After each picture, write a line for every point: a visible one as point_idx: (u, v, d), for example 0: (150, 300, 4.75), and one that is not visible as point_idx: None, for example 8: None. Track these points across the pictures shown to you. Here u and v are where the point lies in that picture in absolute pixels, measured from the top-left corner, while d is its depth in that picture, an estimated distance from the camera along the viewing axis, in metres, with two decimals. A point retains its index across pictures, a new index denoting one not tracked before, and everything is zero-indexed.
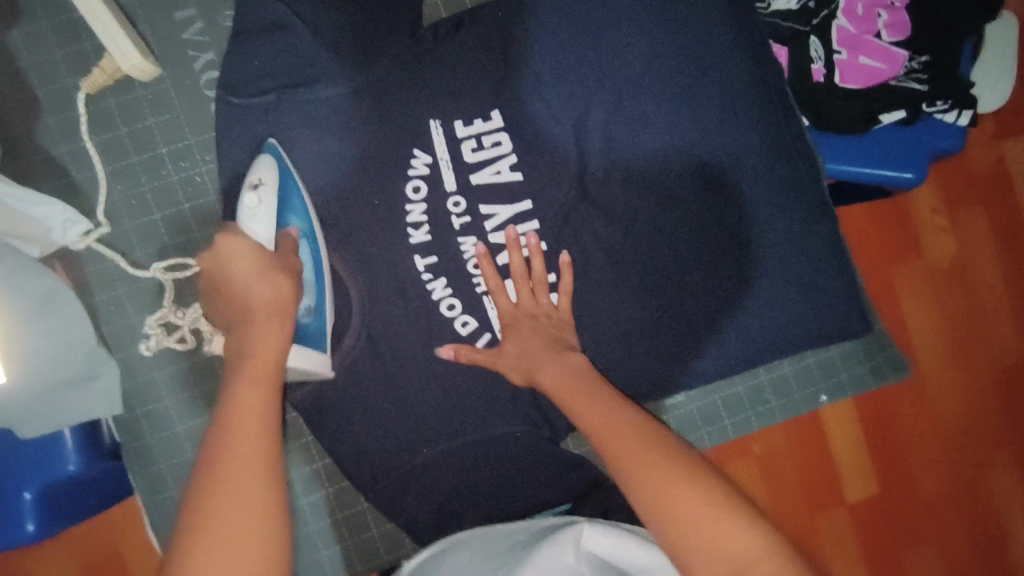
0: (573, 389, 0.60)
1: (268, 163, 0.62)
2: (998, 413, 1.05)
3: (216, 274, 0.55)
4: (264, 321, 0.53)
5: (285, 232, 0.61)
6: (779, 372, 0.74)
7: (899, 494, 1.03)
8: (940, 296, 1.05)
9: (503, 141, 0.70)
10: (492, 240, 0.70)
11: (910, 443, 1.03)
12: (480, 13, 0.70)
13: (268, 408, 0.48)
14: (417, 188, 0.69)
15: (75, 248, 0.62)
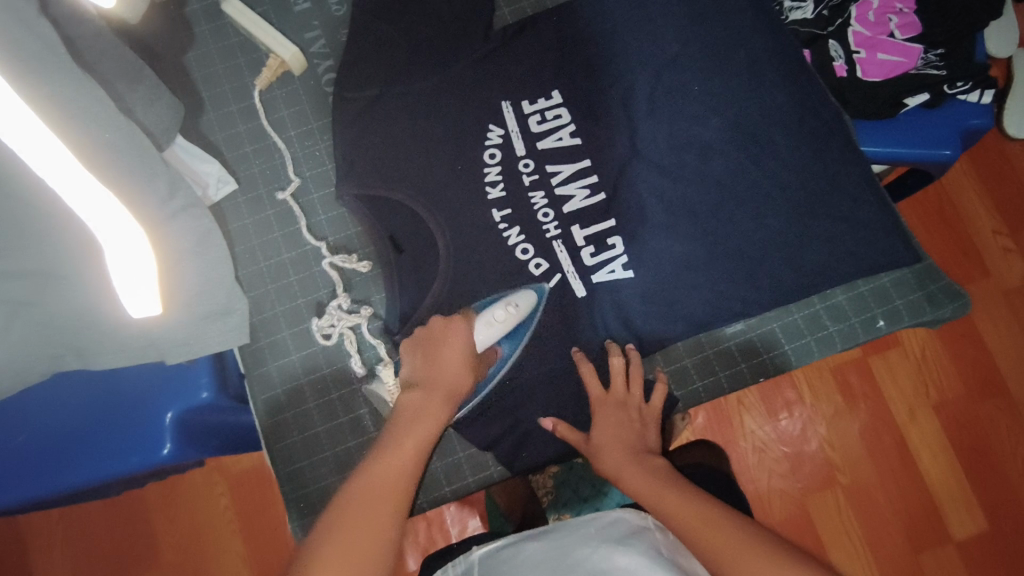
0: (633, 473, 0.69)
1: (530, 294, 0.77)
2: None
3: (432, 342, 0.72)
4: (439, 401, 0.67)
5: (492, 347, 0.75)
6: (833, 301, 0.82)
7: (1010, 526, 1.17)
8: (1011, 310, 1.23)
9: (564, 114, 0.83)
10: (557, 193, 0.81)
11: (1010, 469, 1.19)
12: (540, 18, 0.87)
13: (410, 466, 0.61)
14: (492, 154, 0.82)
15: (277, 198, 0.83)
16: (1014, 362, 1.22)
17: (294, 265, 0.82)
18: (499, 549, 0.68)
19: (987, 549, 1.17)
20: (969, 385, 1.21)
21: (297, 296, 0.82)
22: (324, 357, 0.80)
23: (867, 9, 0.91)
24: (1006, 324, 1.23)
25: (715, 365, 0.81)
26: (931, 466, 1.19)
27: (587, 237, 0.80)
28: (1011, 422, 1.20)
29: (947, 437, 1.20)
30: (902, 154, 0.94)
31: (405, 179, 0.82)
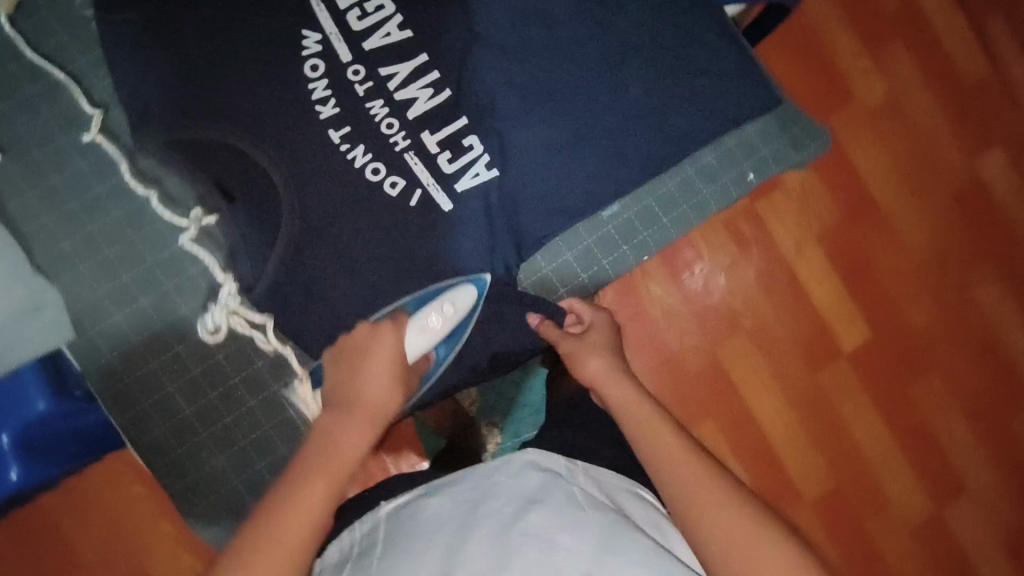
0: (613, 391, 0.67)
1: (470, 293, 0.71)
2: (954, 229, 1.31)
3: (358, 354, 0.65)
4: (357, 422, 0.60)
5: (427, 352, 0.70)
6: (703, 162, 0.79)
7: (892, 331, 1.28)
8: (876, 131, 1.29)
9: (386, 5, 0.72)
10: (398, 99, 0.72)
11: (887, 279, 1.28)
12: None
13: (322, 504, 0.53)
14: (314, 66, 0.70)
15: (86, 140, 0.70)
16: (883, 181, 1.29)
17: (105, 237, 0.70)
18: (405, 501, 0.60)
19: (876, 355, 1.27)
20: (846, 210, 1.27)
21: (119, 272, 0.70)
22: (172, 332, 0.70)
23: None
24: (872, 145, 1.28)
25: (596, 253, 0.78)
26: (820, 293, 1.26)
27: (440, 142, 0.72)
28: (886, 236, 1.28)
29: (833, 263, 1.26)
30: None
31: (212, 111, 0.69)
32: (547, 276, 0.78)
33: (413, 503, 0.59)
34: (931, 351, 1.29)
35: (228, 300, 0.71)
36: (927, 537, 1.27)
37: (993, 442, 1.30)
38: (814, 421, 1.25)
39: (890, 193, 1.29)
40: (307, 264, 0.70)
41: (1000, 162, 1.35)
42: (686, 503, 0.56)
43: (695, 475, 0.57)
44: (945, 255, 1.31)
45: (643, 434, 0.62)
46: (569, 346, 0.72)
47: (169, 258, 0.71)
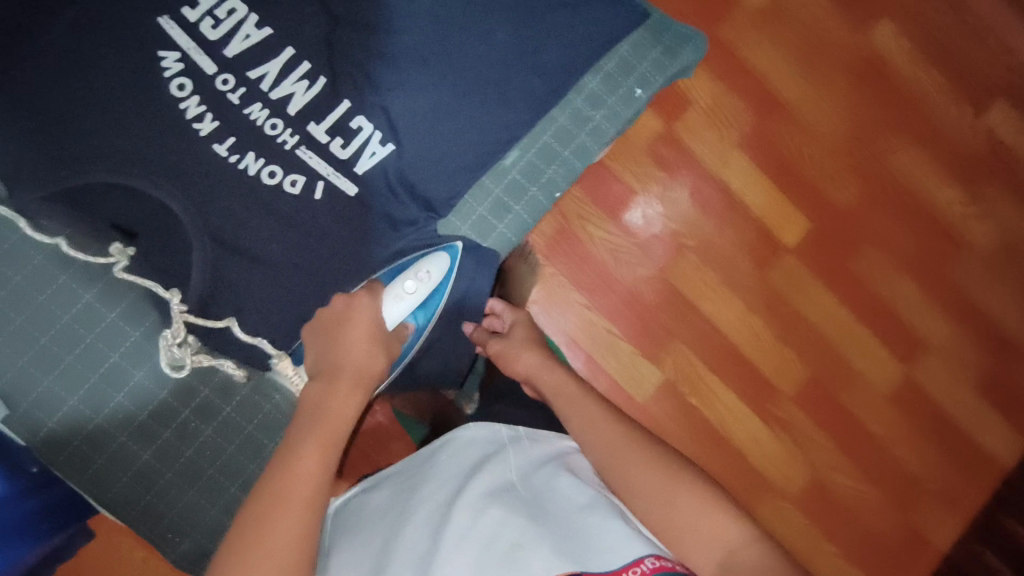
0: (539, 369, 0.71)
1: (443, 259, 0.75)
2: (864, 100, 1.34)
3: (339, 324, 0.67)
4: (345, 387, 0.61)
5: (404, 324, 0.72)
6: (587, 89, 0.80)
7: (827, 214, 1.32)
8: (768, 27, 1.31)
9: (237, 7, 0.71)
10: (274, 98, 0.71)
11: (810, 166, 1.32)
12: None
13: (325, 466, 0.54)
14: (181, 84, 0.69)
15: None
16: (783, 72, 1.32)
17: (9, 306, 0.67)
18: (355, 499, 0.64)
19: (817, 242, 1.31)
20: (753, 107, 1.30)
21: (35, 337, 0.68)
22: (108, 385, 0.69)
23: None
24: (767, 41, 1.30)
25: (508, 202, 0.78)
26: (749, 195, 1.29)
27: (329, 130, 0.72)
28: (798, 125, 1.32)
29: (756, 164, 1.30)
30: None
31: (91, 154, 0.67)
32: (467, 236, 0.78)
33: (365, 500, 0.62)
34: (865, 225, 1.33)
35: (179, 308, 0.67)
36: (902, 397, 1.32)
37: (946, 294, 1.34)
38: (772, 317, 1.28)
39: (790, 83, 1.31)
40: (232, 276, 0.70)
41: (890, 30, 1.35)
42: (605, 464, 0.60)
43: (616, 436, 0.61)
44: (861, 130, 1.34)
45: (568, 408, 0.65)
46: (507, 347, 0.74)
47: (82, 311, 0.69)
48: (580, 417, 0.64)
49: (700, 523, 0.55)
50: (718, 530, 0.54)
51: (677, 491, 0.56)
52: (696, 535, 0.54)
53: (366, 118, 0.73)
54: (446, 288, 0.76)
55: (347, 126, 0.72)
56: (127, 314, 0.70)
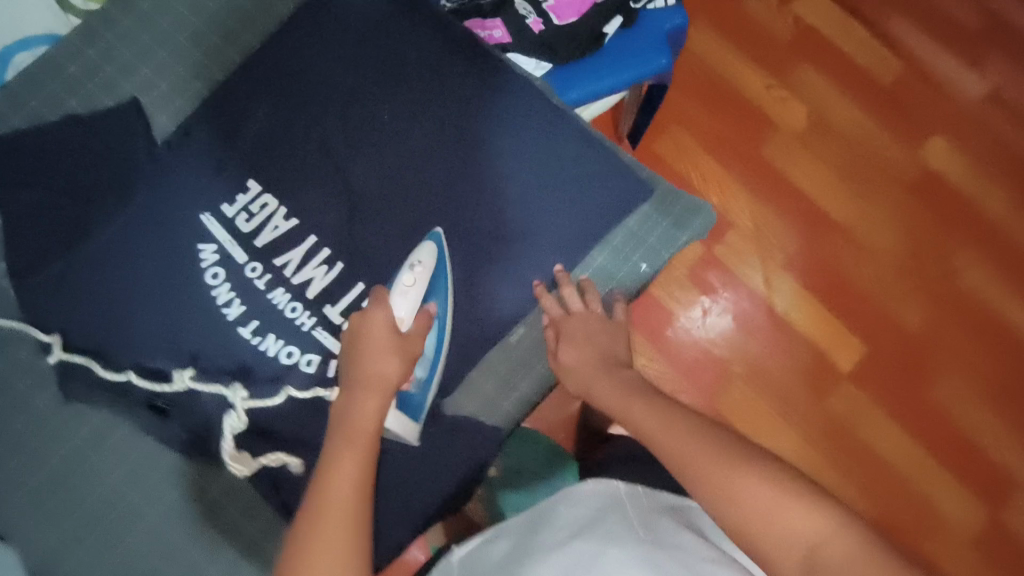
0: (617, 400, 0.65)
1: (429, 248, 0.74)
2: (921, 226, 1.49)
3: (354, 337, 0.69)
4: (368, 397, 0.64)
5: (423, 310, 0.71)
6: (593, 266, 0.80)
7: (886, 339, 1.43)
8: (809, 150, 1.52)
9: (269, 200, 0.78)
10: (296, 282, 0.76)
11: (866, 292, 1.46)
12: (199, 113, 0.79)
13: (359, 472, 0.59)
14: (215, 273, 0.76)
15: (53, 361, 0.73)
16: (833, 196, 1.51)
17: (50, 484, 0.72)
18: (475, 550, 0.71)
19: (879, 366, 1.42)
20: (806, 227, 1.49)
21: (65, 516, 0.72)
22: (127, 560, 0.71)
23: None
24: (808, 165, 1.51)
25: (513, 379, 0.77)
26: (794, 314, 1.45)
27: (343, 312, 0.76)
28: (852, 250, 1.48)
29: (809, 289, 1.46)
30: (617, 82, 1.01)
31: (133, 339, 0.74)
32: (470, 413, 0.77)
33: (484, 551, 0.69)
34: (930, 343, 1.43)
35: (242, 396, 0.74)
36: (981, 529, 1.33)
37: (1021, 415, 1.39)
38: (826, 441, 1.37)
39: (839, 201, 1.50)
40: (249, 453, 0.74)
41: (942, 143, 1.53)
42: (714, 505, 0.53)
43: (688, 447, 0.57)
44: (918, 255, 1.47)
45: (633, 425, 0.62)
46: (563, 358, 0.72)
47: (111, 489, 0.72)
48: (679, 461, 0.57)
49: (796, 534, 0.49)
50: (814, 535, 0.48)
51: (767, 503, 0.51)
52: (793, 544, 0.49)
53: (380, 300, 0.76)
54: (447, 263, 0.76)
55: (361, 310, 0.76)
56: (148, 489, 0.73)
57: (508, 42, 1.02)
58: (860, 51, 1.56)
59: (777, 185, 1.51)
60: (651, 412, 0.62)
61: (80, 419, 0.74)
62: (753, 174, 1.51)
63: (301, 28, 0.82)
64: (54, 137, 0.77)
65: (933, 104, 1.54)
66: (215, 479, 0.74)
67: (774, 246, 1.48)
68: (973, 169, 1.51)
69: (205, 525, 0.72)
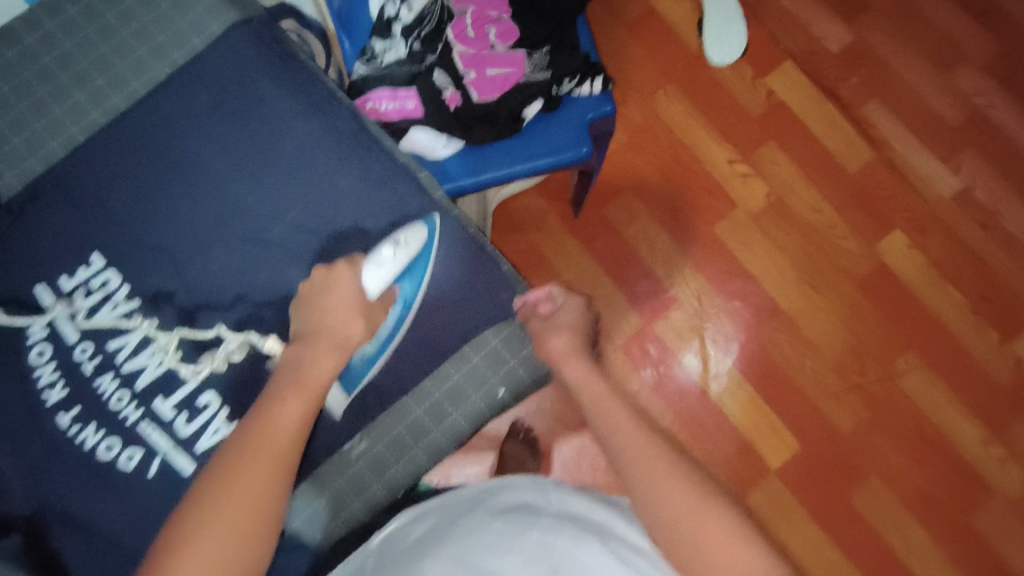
0: (595, 380, 0.68)
1: (419, 232, 0.75)
2: (871, 321, 1.42)
3: (316, 290, 0.71)
4: (324, 350, 0.67)
5: (390, 286, 0.74)
6: (449, 382, 0.75)
7: (821, 438, 1.37)
8: (763, 230, 1.47)
9: (112, 277, 0.73)
10: (126, 370, 0.71)
11: (804, 384, 1.40)
12: (51, 176, 0.75)
13: (304, 415, 0.60)
14: (41, 351, 0.71)
15: None
16: (781, 280, 1.44)
17: None
18: (397, 530, 0.64)
19: (810, 466, 1.36)
20: (752, 316, 1.43)
21: None
22: None
23: (464, 25, 0.98)
24: (760, 246, 1.46)
25: (345, 498, 0.72)
26: (728, 400, 1.40)
27: (175, 405, 0.71)
28: (795, 339, 1.42)
29: (747, 376, 1.40)
30: (533, 166, 0.97)
31: None
32: (292, 529, 0.70)
33: (400, 534, 0.63)
34: (867, 453, 1.36)
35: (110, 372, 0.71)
36: None
37: (957, 533, 1.33)
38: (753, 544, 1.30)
39: (785, 287, 1.44)
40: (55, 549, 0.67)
41: (902, 242, 1.45)
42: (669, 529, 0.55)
43: (656, 457, 0.59)
44: (862, 351, 1.41)
45: (612, 431, 0.62)
46: (560, 321, 0.74)
47: None
48: (644, 466, 0.59)
49: (723, 555, 0.52)
50: (743, 555, 0.52)
51: (722, 536, 0.53)
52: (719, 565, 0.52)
53: (210, 399, 0.71)
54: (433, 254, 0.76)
55: (191, 406, 0.71)
56: None
57: (420, 116, 0.96)
58: (827, 133, 1.50)
59: (725, 265, 1.45)
60: (630, 414, 0.64)
61: None
62: (701, 251, 1.46)
63: (172, 95, 0.78)
64: None
65: (899, 200, 1.47)
66: None
67: (715, 330, 1.42)
68: (933, 273, 1.43)
69: None
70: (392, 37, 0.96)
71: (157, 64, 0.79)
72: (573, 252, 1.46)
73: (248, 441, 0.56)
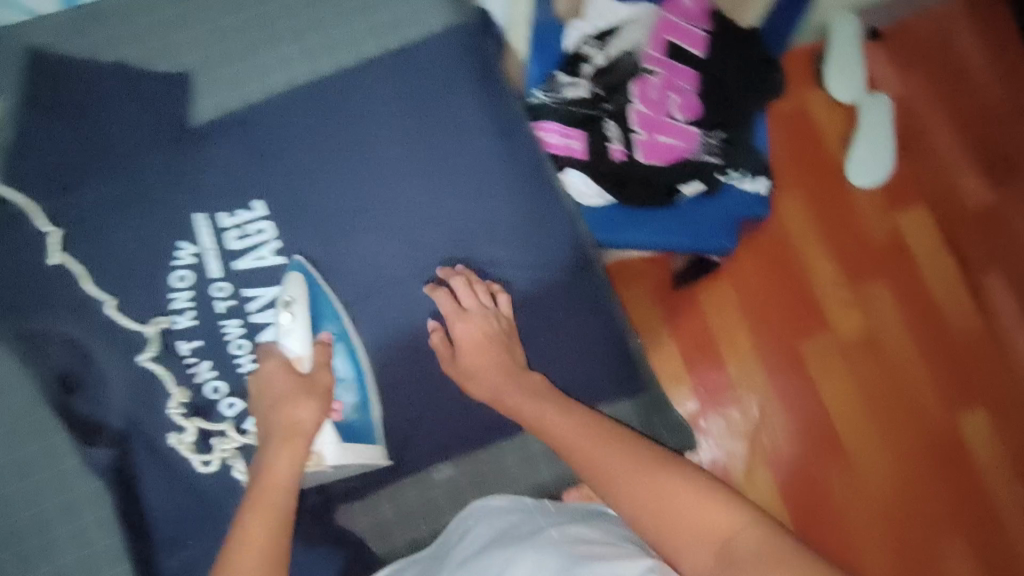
0: (552, 420, 0.65)
1: (297, 280, 0.71)
2: (933, 485, 1.25)
3: (259, 385, 0.66)
4: (302, 401, 0.64)
5: (321, 345, 0.68)
6: (548, 440, 0.74)
7: None
8: (848, 363, 1.31)
9: (266, 229, 0.74)
10: (253, 321, 0.72)
11: (850, 514, 1.23)
12: (241, 114, 0.76)
13: (287, 464, 0.60)
14: (182, 277, 0.73)
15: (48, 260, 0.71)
16: (843, 411, 1.29)
17: None
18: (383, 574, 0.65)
19: None
20: (806, 440, 1.27)
21: None
22: None
23: (649, 86, 0.97)
24: (839, 376, 1.30)
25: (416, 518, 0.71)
26: None
27: None
28: (845, 474, 1.25)
29: (781, 492, 1.25)
30: (673, 242, 0.97)
31: (78, 307, 0.71)
32: (360, 533, 0.70)
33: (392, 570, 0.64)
34: None
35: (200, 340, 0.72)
36: None
37: None
38: None
39: (852, 421, 1.28)
40: (138, 469, 0.69)
41: (983, 422, 1.28)
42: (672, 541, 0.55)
43: (611, 463, 0.60)
44: (910, 513, 1.24)
45: (584, 465, 0.61)
46: (464, 353, 0.71)
47: None
48: (631, 491, 0.58)
49: (701, 524, 0.55)
50: (725, 527, 0.54)
51: (737, 538, 0.53)
52: (706, 533, 0.54)
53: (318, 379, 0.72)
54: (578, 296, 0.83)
55: None
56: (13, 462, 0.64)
57: (584, 159, 0.95)
58: None
59: None
60: (576, 425, 0.64)
61: None
62: None
63: (374, 76, 0.79)
64: (100, 81, 0.74)
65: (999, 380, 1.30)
66: (85, 479, 0.65)
67: None
68: (1008, 467, 1.26)
69: None
70: (581, 76, 0.95)
71: (371, 40, 0.80)
72: (650, 317, 1.31)
73: (242, 500, 0.58)
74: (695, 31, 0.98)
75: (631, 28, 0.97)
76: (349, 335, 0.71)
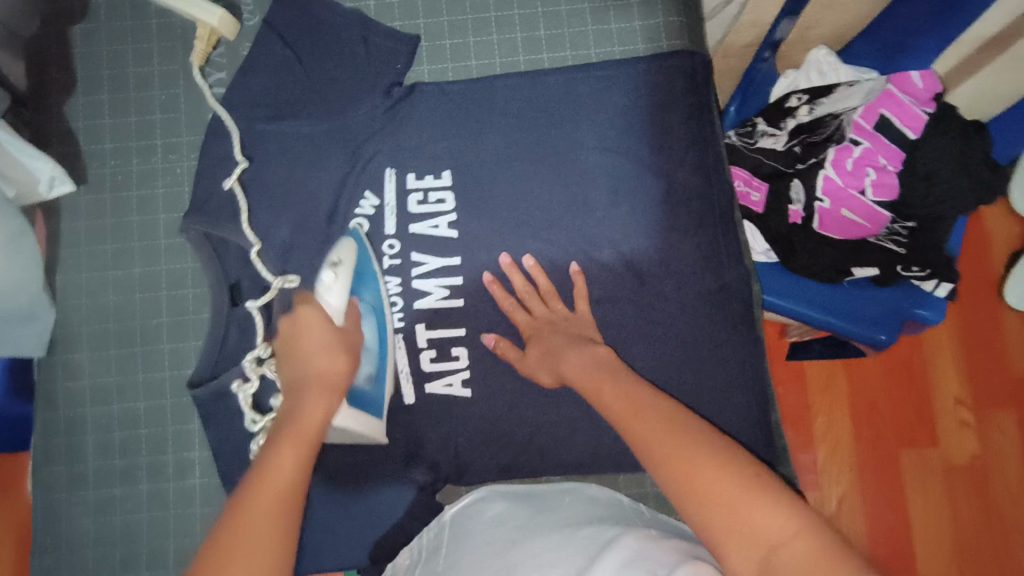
0: (627, 402, 0.59)
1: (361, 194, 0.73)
2: None
3: (290, 339, 0.64)
4: (320, 390, 0.60)
5: (353, 302, 0.67)
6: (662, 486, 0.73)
7: None
8: (948, 487, 1.07)
9: (447, 200, 0.75)
10: (414, 285, 0.74)
11: None
12: (453, 85, 0.78)
13: (317, 426, 0.57)
14: (359, 225, 0.74)
15: (222, 186, 0.74)
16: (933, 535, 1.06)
17: (114, 284, 0.74)
18: (471, 506, 0.66)
19: None
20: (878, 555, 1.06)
21: (106, 319, 0.73)
22: (118, 392, 0.72)
23: (846, 156, 0.87)
24: (933, 492, 1.07)
25: None
26: None
27: (431, 341, 0.73)
28: None
29: None
30: (835, 322, 0.91)
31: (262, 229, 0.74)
32: None
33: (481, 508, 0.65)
34: None
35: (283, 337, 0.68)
36: None
37: None
38: None
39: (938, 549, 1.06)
40: (270, 393, 0.71)
41: None
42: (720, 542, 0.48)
43: (659, 439, 0.54)
44: None
45: (639, 449, 0.55)
46: (531, 356, 0.70)
47: (153, 327, 0.73)
48: (675, 474, 0.52)
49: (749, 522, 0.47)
50: (774, 535, 0.46)
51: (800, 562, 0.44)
52: (753, 542, 0.46)
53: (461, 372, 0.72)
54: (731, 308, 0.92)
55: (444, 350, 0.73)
56: (177, 351, 0.73)
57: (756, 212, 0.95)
58: None
59: None
60: (622, 394, 0.60)
61: (172, 254, 0.75)
62: None
63: (589, 79, 0.78)
64: (337, 25, 0.79)
65: None
66: None
67: None
68: None
69: (194, 416, 0.72)
70: (780, 128, 0.92)
71: (595, 45, 0.80)
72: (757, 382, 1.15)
73: (256, 471, 0.53)
74: (918, 113, 0.87)
75: (850, 91, 0.92)
76: (384, 310, 0.70)
